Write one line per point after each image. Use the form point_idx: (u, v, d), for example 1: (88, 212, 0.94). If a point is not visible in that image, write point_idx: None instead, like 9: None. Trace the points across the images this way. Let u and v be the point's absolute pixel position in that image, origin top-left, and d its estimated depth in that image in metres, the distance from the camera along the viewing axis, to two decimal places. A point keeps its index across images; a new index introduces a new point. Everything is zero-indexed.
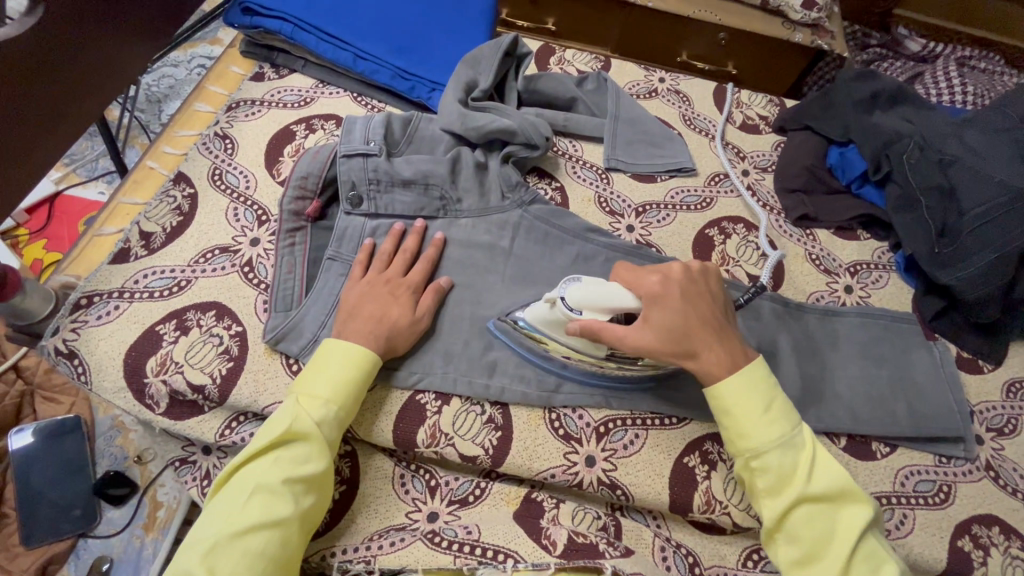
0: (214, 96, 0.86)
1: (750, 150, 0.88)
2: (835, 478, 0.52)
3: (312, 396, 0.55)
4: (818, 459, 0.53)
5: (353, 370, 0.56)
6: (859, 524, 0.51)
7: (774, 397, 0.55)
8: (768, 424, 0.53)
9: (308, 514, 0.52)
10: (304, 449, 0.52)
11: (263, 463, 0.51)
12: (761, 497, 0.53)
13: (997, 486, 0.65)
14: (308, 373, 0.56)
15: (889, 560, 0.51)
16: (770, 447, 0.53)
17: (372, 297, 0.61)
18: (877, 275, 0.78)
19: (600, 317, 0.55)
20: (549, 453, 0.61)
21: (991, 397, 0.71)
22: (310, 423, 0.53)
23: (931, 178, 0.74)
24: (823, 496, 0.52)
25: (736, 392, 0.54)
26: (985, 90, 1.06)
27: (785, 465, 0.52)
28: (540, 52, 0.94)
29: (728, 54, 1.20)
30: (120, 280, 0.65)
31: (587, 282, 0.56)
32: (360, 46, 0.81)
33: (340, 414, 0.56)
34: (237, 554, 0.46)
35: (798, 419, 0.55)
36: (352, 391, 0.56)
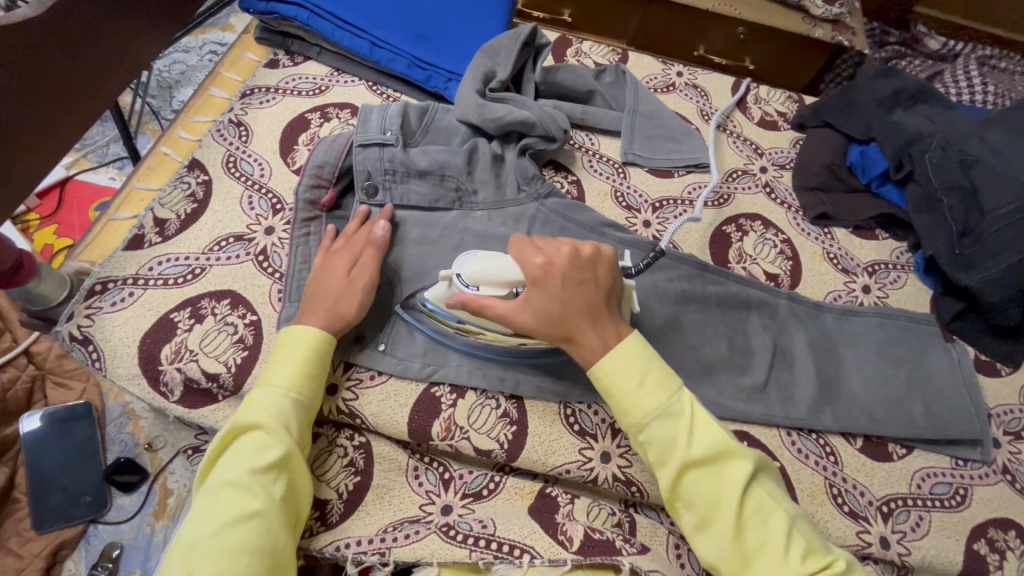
0: (229, 82, 0.84)
1: (768, 146, 0.87)
2: (715, 441, 0.51)
3: (265, 388, 0.54)
4: (698, 424, 0.52)
5: (303, 355, 0.56)
6: (741, 479, 0.50)
7: (649, 369, 0.54)
8: (645, 396, 0.52)
9: (283, 501, 0.50)
10: (260, 437, 0.51)
11: (227, 462, 0.51)
12: (656, 468, 0.53)
13: (1013, 489, 0.65)
14: (263, 369, 0.56)
15: (781, 510, 0.50)
16: (652, 419, 0.52)
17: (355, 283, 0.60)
18: (896, 275, 0.78)
19: (496, 292, 0.55)
20: (565, 448, 0.61)
21: (1009, 401, 0.70)
22: (263, 414, 0.53)
23: (952, 178, 0.73)
24: (702, 460, 0.51)
25: (616, 366, 0.53)
26: (1006, 90, 1.04)
27: (665, 435, 0.52)
28: (557, 44, 0.93)
29: (746, 49, 1.19)
30: (134, 267, 0.64)
31: (482, 258, 0.56)
32: (377, 34, 0.80)
33: (296, 398, 0.55)
34: (214, 551, 0.46)
35: (678, 385, 0.54)
36: (307, 374, 0.56)
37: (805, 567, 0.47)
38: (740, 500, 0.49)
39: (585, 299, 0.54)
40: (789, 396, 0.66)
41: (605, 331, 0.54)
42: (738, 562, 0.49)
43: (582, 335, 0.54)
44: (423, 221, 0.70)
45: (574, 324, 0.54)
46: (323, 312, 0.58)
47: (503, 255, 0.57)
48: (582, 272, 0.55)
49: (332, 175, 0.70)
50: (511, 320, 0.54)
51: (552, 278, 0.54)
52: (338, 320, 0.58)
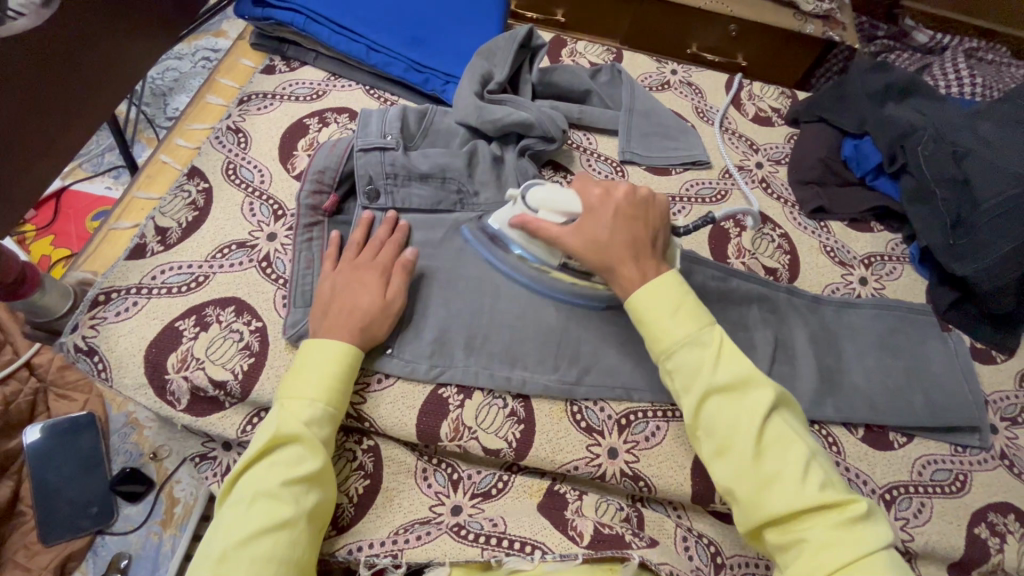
0: (225, 89, 0.83)
1: (763, 142, 0.88)
2: (742, 370, 0.51)
3: (299, 398, 0.55)
4: (727, 354, 0.53)
5: (337, 368, 0.56)
6: (764, 407, 0.50)
7: (684, 301, 0.55)
8: (675, 323, 0.54)
9: (313, 513, 0.51)
10: (296, 449, 0.52)
11: (260, 470, 0.51)
12: (681, 395, 0.53)
13: (1011, 474, 0.66)
14: (292, 377, 0.56)
15: (802, 443, 0.49)
16: (680, 346, 0.53)
17: (361, 290, 0.61)
18: (892, 266, 0.79)
19: (553, 218, 0.60)
20: (572, 446, 0.61)
21: (1005, 387, 0.72)
22: (298, 425, 0.53)
23: (945, 170, 0.75)
24: (727, 385, 0.51)
25: (648, 295, 0.55)
26: (994, 81, 1.06)
27: (692, 360, 0.53)
28: (552, 44, 0.94)
29: (738, 46, 1.20)
30: (137, 276, 0.64)
31: (549, 187, 0.61)
32: (373, 38, 0.80)
33: (330, 411, 0.55)
34: (245, 561, 0.46)
35: (710, 319, 0.55)
36: (340, 387, 0.56)
37: (823, 496, 0.46)
38: (761, 427, 0.49)
39: (634, 231, 0.58)
40: (792, 388, 0.66)
41: (643, 269, 0.56)
42: (756, 487, 0.48)
43: (621, 267, 0.56)
44: (426, 224, 0.70)
45: (615, 254, 0.57)
46: (336, 318, 0.59)
47: (567, 189, 0.61)
48: (633, 208, 0.59)
49: (334, 180, 0.70)
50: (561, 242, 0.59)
51: (607, 207, 0.59)
52: (347, 324, 0.58)
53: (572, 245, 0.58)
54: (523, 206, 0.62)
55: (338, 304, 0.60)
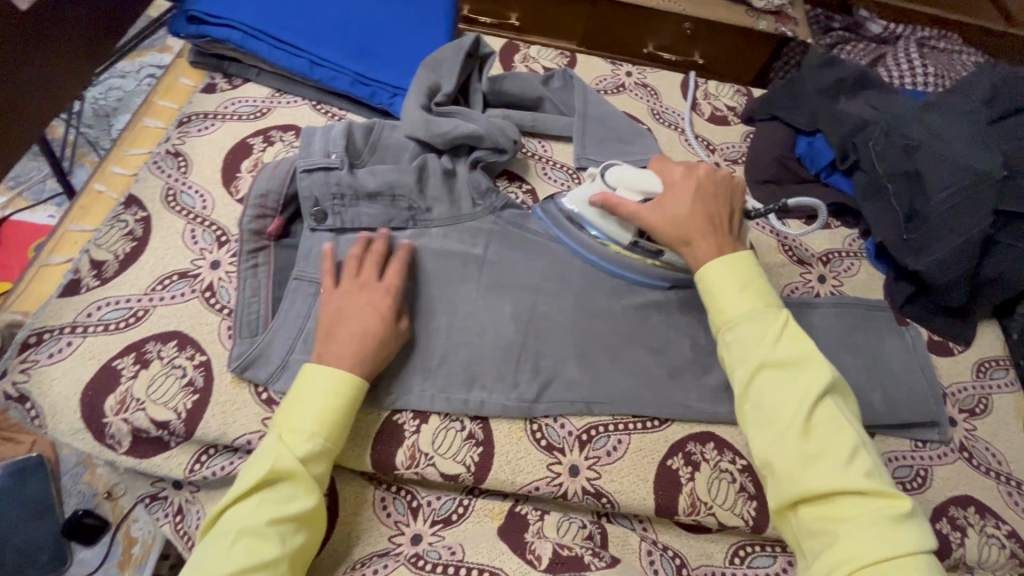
0: (163, 111, 0.80)
1: (719, 142, 0.88)
2: (801, 352, 0.53)
3: (299, 429, 0.53)
4: (789, 334, 0.54)
5: (336, 403, 0.54)
6: (819, 387, 0.51)
7: (752, 279, 0.58)
8: (740, 298, 0.57)
9: (296, 555, 0.50)
10: (289, 486, 0.50)
11: (250, 503, 0.50)
12: (733, 363, 0.55)
13: (971, 466, 0.66)
14: (289, 404, 0.54)
15: (854, 431, 0.50)
16: (741, 319, 0.56)
17: (363, 315, 0.58)
18: (849, 263, 0.79)
19: (631, 198, 0.65)
20: (532, 466, 0.60)
21: (962, 378, 0.73)
22: (293, 460, 0.51)
23: (896, 164, 0.75)
24: (780, 362, 0.53)
25: (718, 271, 0.58)
26: (945, 71, 1.07)
27: (752, 334, 0.55)
28: (504, 50, 0.92)
29: (694, 44, 1.20)
30: (71, 315, 0.61)
31: (628, 169, 0.67)
32: (316, 52, 0.78)
33: (327, 446, 0.53)
34: None
35: (778, 303, 0.57)
36: (338, 421, 0.54)
37: (868, 483, 0.47)
38: (813, 406, 0.50)
39: (710, 207, 0.62)
40: None
41: (716, 243, 0.60)
42: (800, 462, 0.49)
43: (699, 241, 0.60)
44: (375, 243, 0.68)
45: (693, 228, 0.61)
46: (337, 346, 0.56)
47: (646, 171, 0.66)
48: (712, 188, 0.64)
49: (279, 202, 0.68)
50: (643, 218, 0.63)
51: (688, 185, 0.63)
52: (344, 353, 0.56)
53: (652, 220, 0.62)
54: (603, 184, 0.67)
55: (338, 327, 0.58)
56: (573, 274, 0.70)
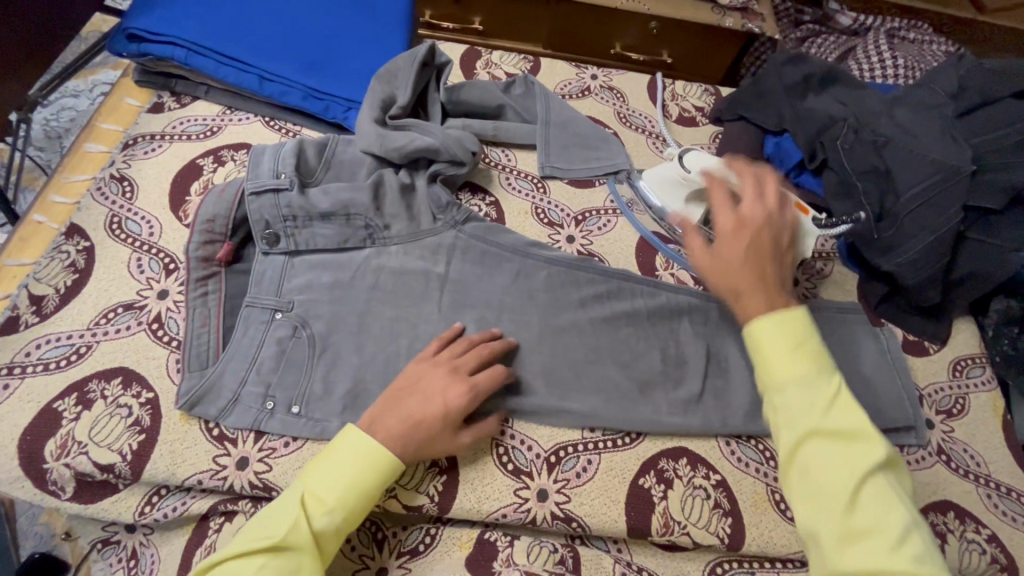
0: (107, 134, 0.77)
1: (688, 144, 0.86)
2: (858, 422, 0.45)
3: (319, 497, 0.50)
4: (842, 400, 0.47)
5: (364, 477, 0.51)
6: (872, 466, 0.44)
7: (807, 338, 0.49)
8: (792, 359, 0.48)
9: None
10: (296, 558, 0.47)
11: (252, 565, 0.46)
12: (777, 416, 0.48)
13: (949, 469, 0.65)
14: (316, 469, 0.51)
15: (905, 513, 0.43)
16: (791, 383, 0.47)
17: (431, 397, 0.56)
18: (822, 264, 0.77)
19: (706, 180, 0.71)
20: (499, 492, 0.58)
21: (939, 378, 0.71)
22: (306, 534, 0.48)
23: (866, 161, 0.73)
24: (836, 434, 0.45)
25: (774, 328, 0.49)
26: (916, 62, 1.05)
27: (804, 399, 0.47)
28: (465, 56, 0.90)
29: (662, 42, 1.18)
30: (9, 355, 0.59)
31: (709, 159, 0.72)
32: (265, 67, 0.75)
33: (344, 522, 0.50)
34: None
35: (833, 366, 0.49)
36: (360, 499, 0.51)
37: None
38: (863, 484, 0.43)
39: (766, 266, 0.55)
40: (726, 403, 0.65)
41: (770, 303, 0.52)
42: (842, 538, 0.43)
43: (748, 294, 0.53)
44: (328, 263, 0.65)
45: (745, 280, 0.54)
46: (393, 420, 0.54)
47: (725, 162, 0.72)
48: (765, 239, 0.56)
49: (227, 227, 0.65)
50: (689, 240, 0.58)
51: (746, 231, 0.56)
52: (393, 431, 0.53)
53: (698, 257, 0.57)
54: (682, 168, 0.73)
55: (403, 402, 0.55)
56: (539, 288, 0.67)
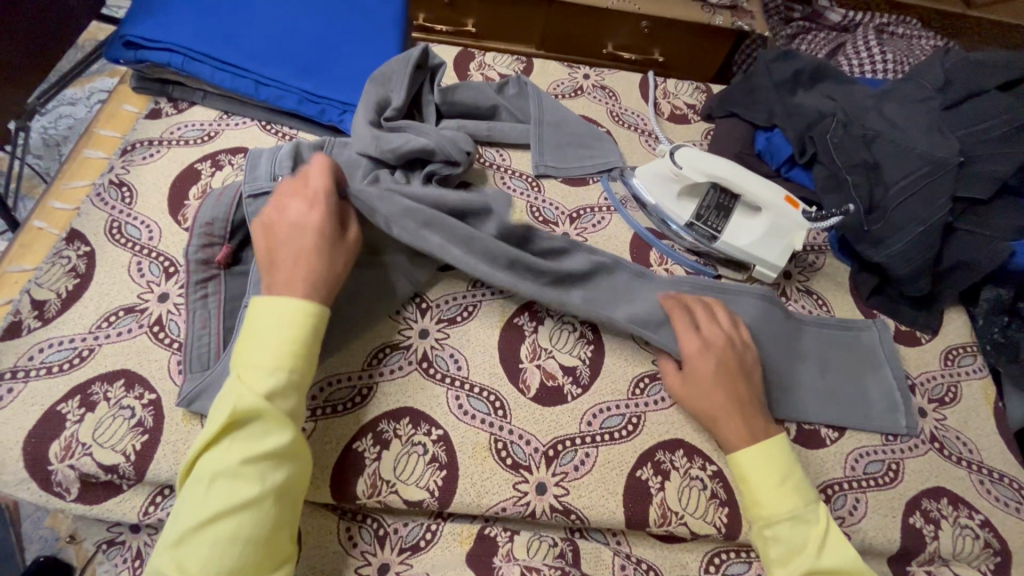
0: (105, 140, 0.78)
1: (680, 141, 0.87)
2: (847, 559, 0.52)
3: (256, 365, 0.50)
4: (832, 537, 0.54)
5: (297, 326, 0.51)
6: None
7: (788, 472, 0.56)
8: (780, 495, 0.55)
9: (282, 488, 0.48)
10: (261, 423, 0.47)
11: (221, 451, 0.47)
12: (775, 566, 0.54)
13: (942, 456, 0.66)
14: (246, 345, 0.51)
15: None
16: (783, 519, 0.54)
17: (307, 233, 0.56)
18: (814, 257, 0.78)
19: (697, 176, 0.72)
20: (498, 487, 0.59)
21: (931, 367, 0.72)
22: (257, 398, 0.48)
23: (855, 155, 0.74)
24: (831, 573, 0.52)
25: (755, 460, 0.56)
26: (905, 57, 1.06)
27: (797, 537, 0.53)
28: (458, 58, 0.91)
29: (653, 41, 1.19)
30: (12, 359, 0.59)
31: (698, 154, 0.73)
32: (260, 72, 0.76)
33: (293, 377, 0.50)
34: (207, 544, 0.44)
35: (814, 497, 0.56)
36: (298, 350, 0.51)
37: None
38: None
39: (737, 387, 0.60)
40: None
41: (746, 428, 0.58)
42: None
43: (728, 423, 0.58)
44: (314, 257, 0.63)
45: (724, 408, 0.59)
46: (285, 272, 0.54)
47: (713, 157, 0.73)
48: (727, 362, 0.61)
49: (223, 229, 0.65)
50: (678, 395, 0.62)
51: (706, 360, 0.61)
52: (297, 278, 0.53)
53: (679, 390, 0.62)
54: (671, 163, 0.73)
55: (280, 253, 0.55)
56: None
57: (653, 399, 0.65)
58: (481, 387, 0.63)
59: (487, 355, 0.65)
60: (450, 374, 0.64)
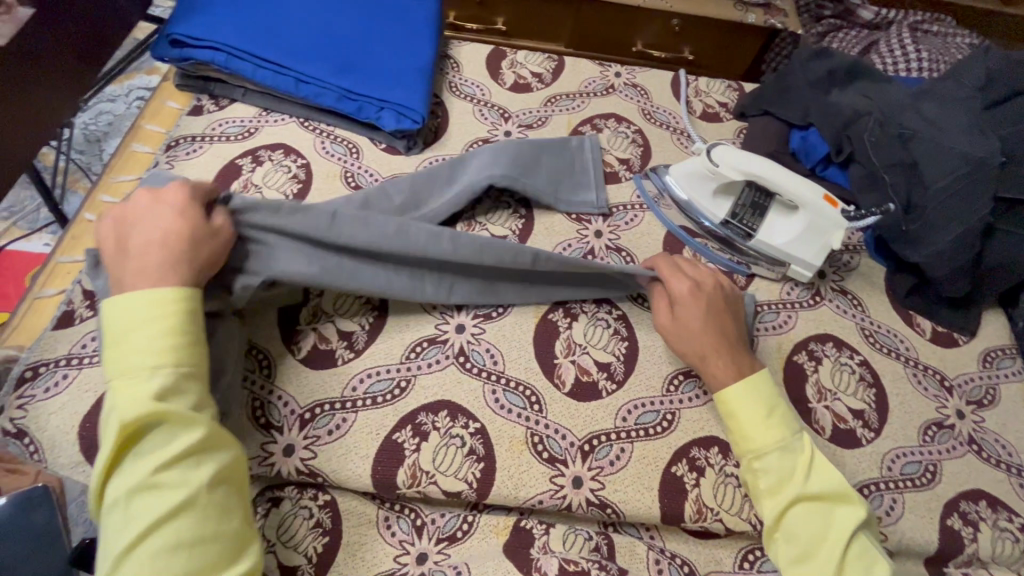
0: (151, 135, 0.81)
1: (712, 139, 0.87)
2: (833, 483, 0.54)
3: (134, 367, 0.45)
4: (817, 465, 0.55)
5: (168, 314, 0.47)
6: (851, 527, 0.51)
7: (775, 407, 0.57)
8: (766, 429, 0.56)
9: (214, 481, 0.45)
10: (166, 426, 0.44)
11: (138, 464, 0.44)
12: (764, 498, 0.55)
13: (981, 459, 0.65)
14: (118, 350, 0.46)
15: (882, 563, 0.51)
16: (770, 449, 0.55)
17: (156, 217, 0.51)
18: (849, 257, 0.78)
19: (733, 174, 0.72)
20: (534, 480, 0.59)
21: (969, 369, 0.72)
22: (147, 402, 0.44)
23: (893, 155, 0.74)
24: (816, 497, 0.53)
25: (742, 394, 0.57)
26: (940, 54, 1.05)
27: (785, 467, 0.54)
28: (491, 56, 0.92)
29: (682, 39, 1.19)
30: (66, 347, 0.61)
31: (734, 150, 0.73)
32: (300, 69, 0.77)
33: (184, 372, 0.47)
34: (144, 561, 0.41)
35: (798, 427, 0.57)
36: (182, 341, 0.47)
37: None
38: (845, 546, 0.51)
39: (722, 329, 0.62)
40: None
41: (733, 362, 0.60)
42: None
43: (714, 360, 0.60)
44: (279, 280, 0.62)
45: (709, 346, 0.60)
46: (135, 261, 0.49)
47: (749, 153, 0.73)
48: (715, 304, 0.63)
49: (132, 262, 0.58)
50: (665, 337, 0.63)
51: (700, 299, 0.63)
52: (149, 266, 0.49)
53: (664, 327, 0.63)
54: (706, 159, 0.73)
55: (130, 239, 0.50)
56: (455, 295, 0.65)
57: (686, 397, 0.65)
58: (517, 381, 0.64)
59: (522, 349, 0.66)
60: (487, 368, 0.65)
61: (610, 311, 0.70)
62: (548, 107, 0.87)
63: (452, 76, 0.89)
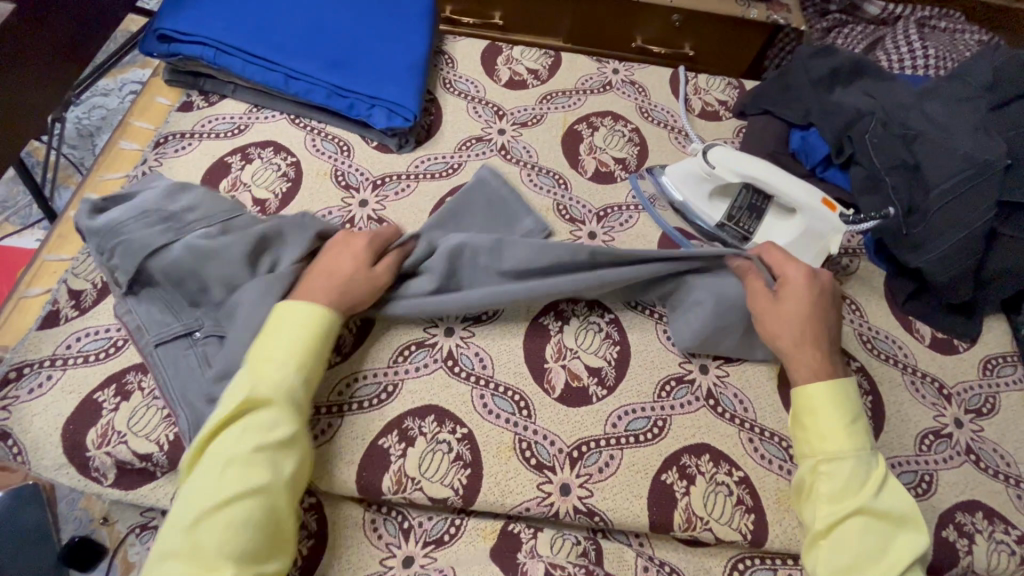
0: (140, 132, 0.80)
1: (711, 139, 0.86)
2: (900, 503, 0.52)
3: (270, 364, 0.53)
4: (889, 485, 0.54)
5: (313, 324, 0.56)
6: (913, 553, 0.50)
7: (856, 418, 0.56)
8: (847, 434, 0.55)
9: (288, 482, 0.50)
10: (270, 413, 0.51)
11: (233, 438, 0.49)
12: (822, 503, 0.53)
13: (978, 469, 0.64)
14: (262, 342, 0.55)
15: None
16: (846, 455, 0.54)
17: (337, 258, 0.61)
18: (847, 261, 0.76)
19: (729, 176, 0.71)
20: (522, 486, 0.59)
21: (968, 376, 0.70)
22: (271, 388, 0.52)
23: (895, 156, 0.72)
24: (878, 514, 0.51)
25: (825, 396, 0.56)
26: (949, 51, 1.02)
27: (856, 476, 0.53)
28: (486, 52, 0.90)
29: (683, 34, 1.17)
30: (51, 347, 0.61)
31: (729, 151, 0.72)
32: (290, 65, 0.76)
33: (302, 376, 0.54)
34: (220, 526, 0.46)
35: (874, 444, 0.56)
36: (310, 353, 0.55)
37: None
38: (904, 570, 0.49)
39: (813, 327, 0.60)
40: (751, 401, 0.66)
41: (820, 356, 0.59)
42: None
43: (802, 356, 0.59)
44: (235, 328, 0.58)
45: (802, 339, 0.59)
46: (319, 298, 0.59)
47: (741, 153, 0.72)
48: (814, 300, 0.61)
49: (100, 238, 0.60)
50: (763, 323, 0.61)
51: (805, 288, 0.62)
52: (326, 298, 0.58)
53: (762, 309, 0.61)
54: (701, 160, 0.73)
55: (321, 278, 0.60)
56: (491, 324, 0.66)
57: (678, 403, 0.64)
58: (506, 386, 0.63)
59: (511, 353, 0.65)
60: (475, 372, 0.64)
61: (602, 315, 0.69)
62: (544, 104, 0.85)
63: (446, 72, 0.87)
